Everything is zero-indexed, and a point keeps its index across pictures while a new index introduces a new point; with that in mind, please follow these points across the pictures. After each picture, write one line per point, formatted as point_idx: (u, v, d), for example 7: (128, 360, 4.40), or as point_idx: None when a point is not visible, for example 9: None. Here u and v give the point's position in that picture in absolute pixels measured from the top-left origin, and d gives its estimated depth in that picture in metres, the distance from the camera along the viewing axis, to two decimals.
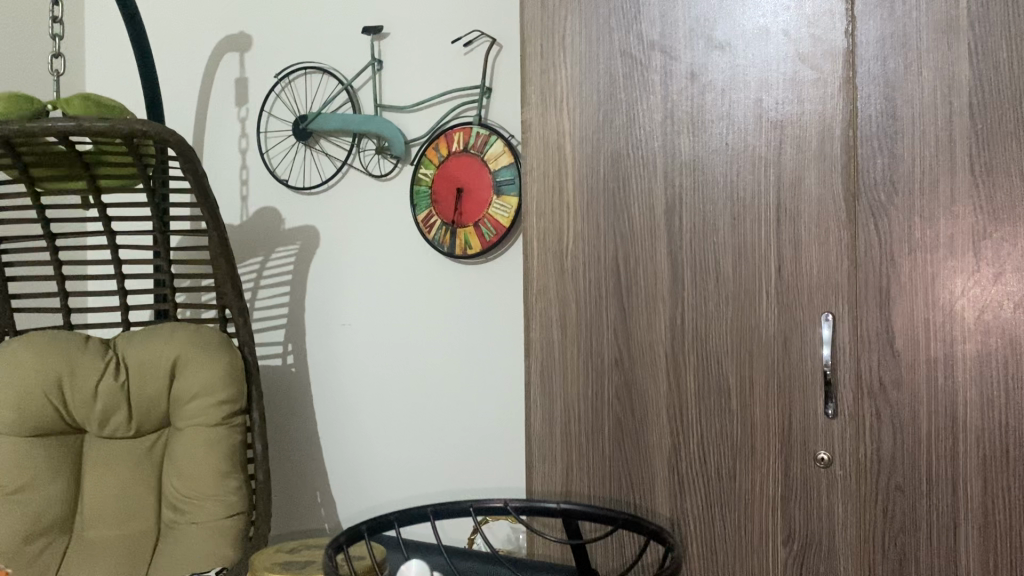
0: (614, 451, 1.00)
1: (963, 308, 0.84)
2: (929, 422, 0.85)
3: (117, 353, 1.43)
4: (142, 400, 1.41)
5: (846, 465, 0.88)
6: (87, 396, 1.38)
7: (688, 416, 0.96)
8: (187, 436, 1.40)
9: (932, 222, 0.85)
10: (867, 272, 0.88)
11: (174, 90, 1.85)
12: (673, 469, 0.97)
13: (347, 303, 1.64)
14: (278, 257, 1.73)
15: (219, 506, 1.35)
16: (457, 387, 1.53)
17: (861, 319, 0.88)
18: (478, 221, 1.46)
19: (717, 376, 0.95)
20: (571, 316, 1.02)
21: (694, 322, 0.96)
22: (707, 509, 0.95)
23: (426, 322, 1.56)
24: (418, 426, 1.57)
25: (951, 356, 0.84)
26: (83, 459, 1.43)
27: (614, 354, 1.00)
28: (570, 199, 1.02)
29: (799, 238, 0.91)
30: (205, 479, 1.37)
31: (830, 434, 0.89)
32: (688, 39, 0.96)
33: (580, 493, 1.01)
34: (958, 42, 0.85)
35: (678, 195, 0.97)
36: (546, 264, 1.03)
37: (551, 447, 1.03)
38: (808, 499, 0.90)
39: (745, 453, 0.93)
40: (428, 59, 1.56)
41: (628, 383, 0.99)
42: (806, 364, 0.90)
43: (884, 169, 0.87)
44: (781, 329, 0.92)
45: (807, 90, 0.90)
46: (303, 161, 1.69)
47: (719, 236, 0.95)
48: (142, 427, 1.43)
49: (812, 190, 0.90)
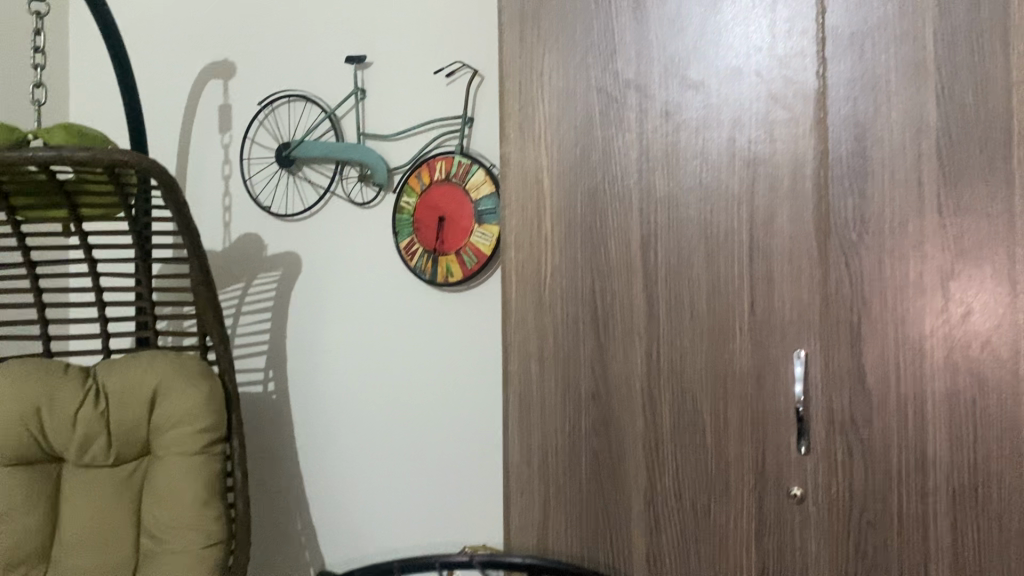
0: (591, 485, 1.00)
1: (933, 347, 0.85)
2: (900, 459, 0.86)
3: (97, 381, 1.42)
4: (122, 429, 1.41)
5: (819, 502, 0.89)
6: (66, 425, 1.38)
7: (664, 451, 0.96)
8: (167, 465, 1.40)
9: (903, 262, 0.87)
10: (838, 309, 0.89)
11: (158, 116, 1.85)
12: (649, 503, 0.97)
13: (329, 330, 1.64)
14: (259, 284, 1.73)
15: (199, 536, 1.34)
16: (438, 415, 1.53)
17: (832, 357, 0.89)
18: (460, 249, 1.47)
19: (693, 411, 0.95)
20: (550, 350, 1.03)
21: (669, 358, 0.97)
22: (682, 545, 0.95)
23: (408, 350, 1.56)
24: (398, 455, 1.57)
25: (921, 394, 0.85)
26: (61, 487, 1.42)
27: (592, 389, 1.00)
28: (548, 233, 1.03)
29: (772, 276, 0.92)
30: (185, 508, 1.36)
31: (803, 470, 0.90)
32: (662, 77, 0.97)
33: (557, 527, 1.02)
34: (926, 85, 0.86)
35: (654, 230, 0.98)
36: (525, 298, 1.04)
37: (530, 480, 1.03)
38: (782, 534, 0.91)
39: (720, 489, 0.94)
40: (411, 89, 1.58)
41: (606, 418, 1.00)
42: (780, 400, 0.91)
43: (855, 209, 0.89)
44: (753, 365, 0.93)
45: (779, 130, 0.92)
46: (285, 188, 1.69)
47: (694, 273, 0.96)
48: (121, 456, 1.42)
49: (784, 228, 0.92)
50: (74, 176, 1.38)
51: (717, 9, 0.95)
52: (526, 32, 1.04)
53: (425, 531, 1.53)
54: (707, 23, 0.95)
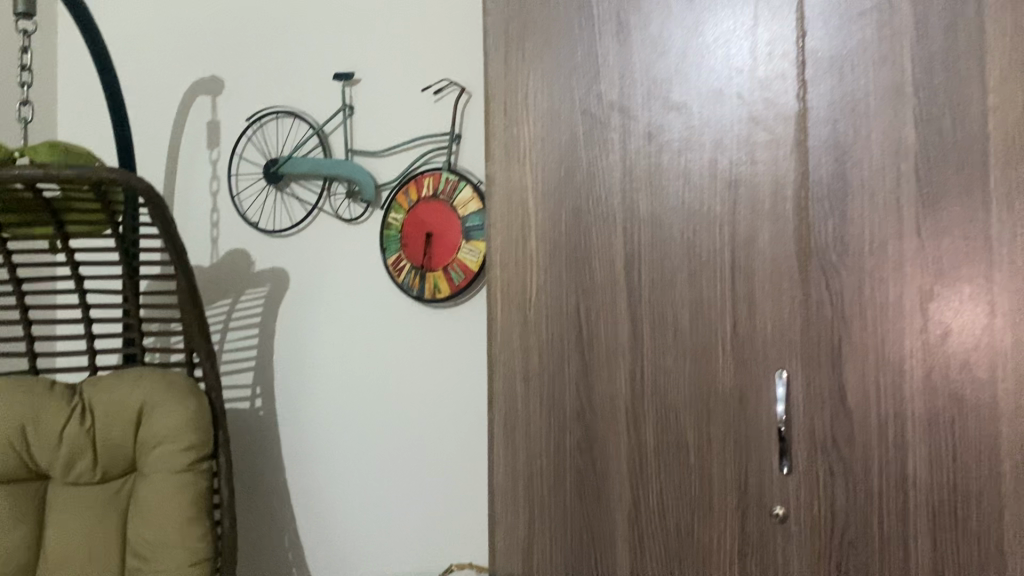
0: (575, 504, 1.00)
1: (913, 366, 0.86)
2: (881, 479, 0.87)
3: (83, 398, 1.42)
4: (108, 446, 1.40)
5: (801, 521, 0.90)
6: (52, 443, 1.37)
7: (647, 471, 0.97)
8: (152, 483, 1.39)
9: (883, 283, 0.87)
10: (819, 329, 0.90)
11: (147, 132, 1.85)
12: (632, 523, 0.97)
13: (317, 346, 1.64)
14: (247, 300, 1.73)
15: (185, 555, 1.34)
16: (425, 432, 1.53)
17: (814, 377, 0.90)
18: (447, 265, 1.47)
19: (676, 431, 0.96)
20: (534, 369, 1.03)
21: (653, 378, 0.97)
22: (666, 564, 0.96)
23: (395, 367, 1.56)
24: (385, 472, 1.56)
25: (901, 414, 0.86)
26: (46, 505, 1.41)
27: (576, 408, 1.01)
28: (533, 252, 1.04)
29: (753, 296, 0.93)
30: (170, 527, 1.35)
31: (785, 490, 0.90)
32: (645, 99, 0.98)
33: (542, 546, 1.02)
34: (905, 108, 0.87)
35: (637, 250, 0.98)
36: (509, 316, 1.04)
37: (514, 499, 1.03)
38: (764, 554, 0.91)
39: (703, 509, 0.94)
40: (398, 106, 1.58)
41: (590, 438, 1.00)
42: (762, 419, 0.92)
43: (835, 230, 0.90)
44: (736, 385, 0.93)
45: (760, 151, 0.93)
46: (273, 204, 1.70)
47: (677, 293, 0.96)
48: (107, 473, 1.41)
49: (765, 249, 0.93)
50: (61, 194, 1.38)
51: (698, 32, 0.96)
52: (510, 52, 1.05)
53: (413, 549, 1.53)
54: (689, 45, 0.96)
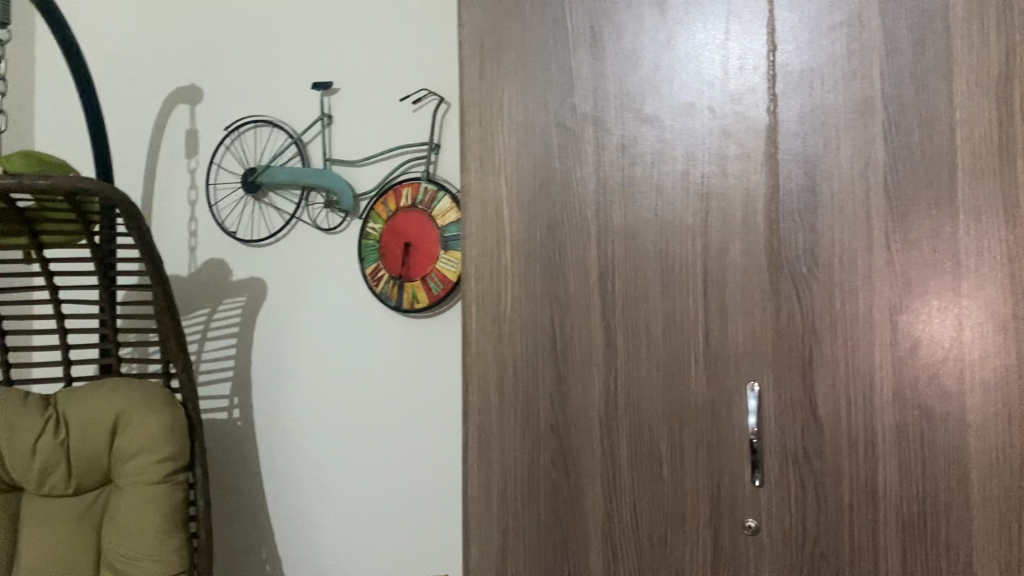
0: (549, 517, 1.00)
1: (883, 379, 0.86)
2: (851, 491, 0.87)
3: (57, 410, 1.40)
4: (82, 458, 1.38)
5: (772, 533, 0.90)
6: (25, 455, 1.36)
7: (621, 484, 0.97)
8: (127, 495, 1.38)
9: (853, 296, 0.88)
10: (790, 342, 0.90)
11: (125, 141, 1.84)
12: (606, 535, 0.97)
13: (295, 357, 1.63)
14: (225, 309, 1.72)
15: (159, 568, 1.33)
16: (403, 444, 1.53)
17: (785, 389, 0.90)
18: (425, 276, 1.47)
19: (649, 443, 0.96)
20: (509, 381, 1.03)
21: (626, 390, 0.97)
22: None
23: (373, 377, 1.56)
24: (363, 483, 1.56)
25: (871, 426, 0.87)
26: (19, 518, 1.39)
27: (550, 421, 1.01)
28: (507, 264, 1.04)
29: (725, 308, 0.93)
30: (145, 540, 1.34)
31: (757, 502, 0.91)
32: (618, 112, 0.98)
33: (516, 558, 1.02)
34: (874, 122, 0.88)
35: (611, 262, 0.99)
36: (484, 328, 1.04)
37: (489, 511, 1.03)
38: (737, 566, 0.92)
39: (676, 521, 0.94)
40: (377, 116, 1.58)
41: (564, 450, 1.00)
42: (735, 431, 0.92)
43: (806, 243, 0.90)
44: (708, 397, 0.93)
45: (731, 164, 0.93)
46: (251, 213, 1.69)
47: (649, 305, 0.97)
48: (81, 485, 1.40)
49: (737, 261, 0.93)
50: (35, 203, 1.37)
51: (670, 45, 0.96)
52: (485, 64, 1.05)
53: (391, 561, 1.52)
54: (662, 58, 0.97)
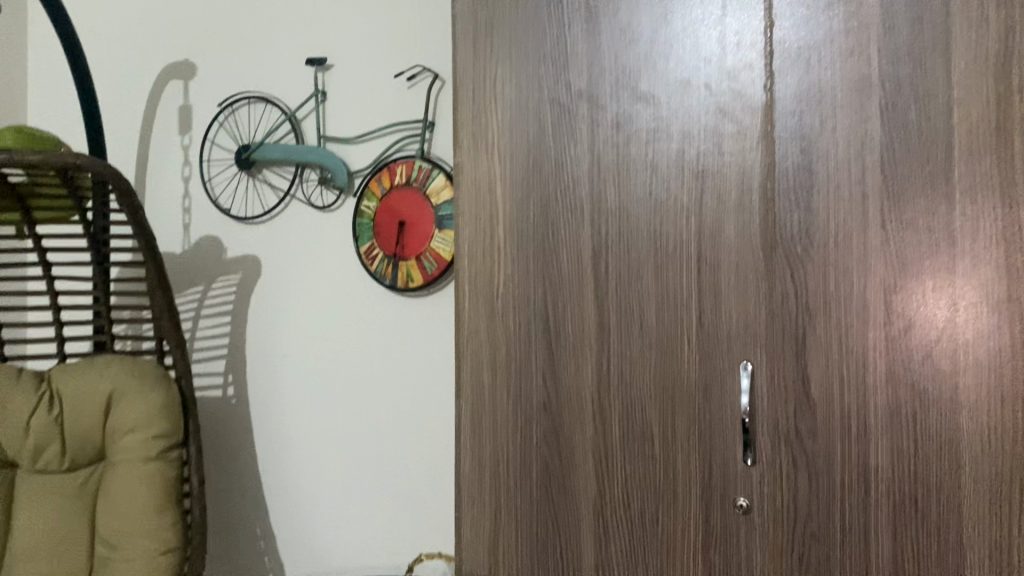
0: (541, 495, 1.00)
1: (876, 359, 0.86)
2: (843, 471, 0.87)
3: (50, 385, 1.40)
4: (76, 434, 1.38)
5: (764, 512, 0.90)
6: (19, 430, 1.35)
7: (612, 463, 0.97)
8: (121, 471, 1.38)
9: (847, 276, 0.87)
10: (784, 322, 0.90)
11: (117, 118, 1.83)
12: (598, 513, 0.97)
13: (288, 336, 1.63)
14: (218, 288, 1.71)
15: (153, 543, 1.32)
16: (395, 425, 1.53)
17: (778, 369, 0.90)
18: (420, 254, 1.46)
19: (641, 422, 0.96)
20: (501, 361, 1.03)
21: (618, 369, 0.97)
22: (630, 556, 0.96)
23: (366, 356, 1.56)
24: (355, 462, 1.56)
25: (864, 406, 0.86)
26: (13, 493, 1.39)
27: (542, 400, 1.00)
28: (500, 243, 1.03)
29: (719, 288, 0.93)
30: (139, 515, 1.34)
31: (749, 482, 0.91)
32: (613, 89, 0.97)
33: (508, 536, 1.02)
34: (871, 101, 0.87)
35: (605, 241, 0.98)
36: (476, 306, 1.04)
37: (481, 489, 1.03)
38: (728, 545, 0.92)
39: (667, 500, 0.94)
40: (371, 92, 1.57)
41: (556, 429, 1.00)
42: (727, 411, 0.92)
43: (801, 222, 0.89)
44: (700, 377, 0.93)
45: (727, 143, 0.92)
46: (245, 190, 1.68)
47: (643, 285, 0.96)
48: (75, 461, 1.40)
49: (731, 240, 0.92)
50: (26, 179, 1.36)
51: (666, 21, 0.95)
52: (479, 40, 1.04)
53: (385, 538, 1.53)
54: (658, 34, 0.95)
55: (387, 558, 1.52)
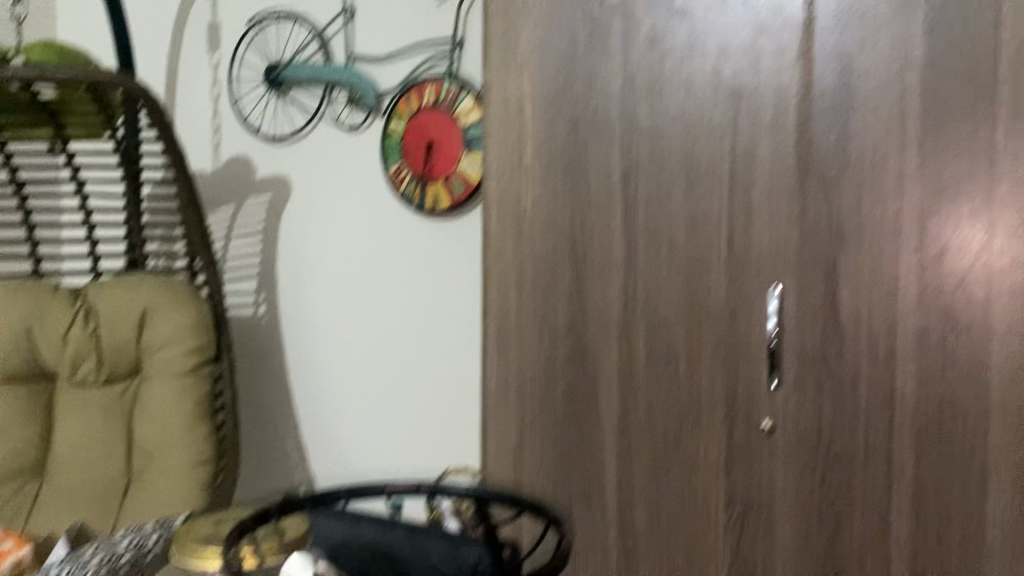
0: (565, 413, 1.01)
1: (908, 284, 0.85)
2: (869, 393, 0.87)
3: (86, 301, 1.42)
4: (112, 348, 1.41)
5: (787, 433, 0.90)
6: (57, 343, 1.39)
7: (637, 383, 0.97)
8: (157, 385, 1.40)
9: (881, 200, 0.86)
10: (815, 245, 0.89)
11: (146, 36, 1.82)
12: (621, 432, 0.98)
13: (316, 254, 1.64)
14: (249, 207, 1.72)
15: (188, 454, 1.36)
16: (422, 344, 1.54)
17: (807, 292, 0.89)
18: (447, 177, 1.46)
19: (667, 344, 0.96)
20: (528, 281, 1.03)
21: (646, 290, 0.97)
22: (652, 473, 0.97)
23: (393, 274, 1.57)
24: (383, 378, 1.59)
25: (892, 331, 0.86)
26: (53, 404, 1.43)
27: (569, 320, 1.01)
28: (529, 163, 1.02)
29: (750, 210, 0.91)
30: (175, 427, 1.37)
31: (773, 403, 0.91)
32: (648, 4, 0.95)
33: (532, 452, 1.03)
34: (916, 17, 0.84)
35: (635, 161, 0.97)
36: (504, 226, 1.04)
37: (506, 407, 1.04)
38: (750, 464, 0.92)
39: (691, 420, 0.95)
40: (400, 10, 1.54)
41: (582, 349, 1.00)
42: (754, 333, 0.91)
43: (836, 144, 0.87)
44: (728, 300, 0.93)
45: (763, 61, 0.90)
46: (274, 110, 1.67)
47: (673, 206, 0.95)
48: (112, 375, 1.43)
49: (764, 162, 0.91)
50: (57, 96, 1.36)
51: None
52: None
53: (413, 453, 1.56)
54: None
55: (414, 472, 1.56)
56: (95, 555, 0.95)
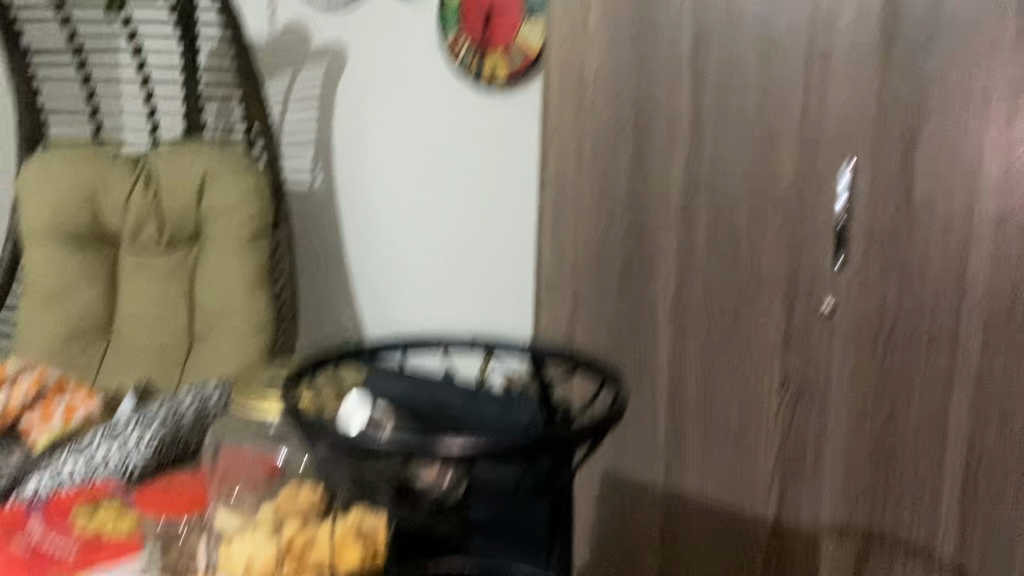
0: (620, 290, 1.00)
1: (991, 163, 0.80)
2: (938, 277, 0.83)
3: (147, 165, 1.43)
4: (173, 213, 1.42)
5: (848, 316, 0.88)
6: (120, 205, 1.41)
7: (696, 261, 0.95)
8: (216, 251, 1.41)
9: (970, 72, 0.80)
10: (893, 121, 0.84)
11: None
12: (677, 309, 0.97)
13: (372, 105, 1.52)
14: (307, 76, 1.57)
15: (246, 320, 1.38)
16: (482, 210, 1.43)
17: (881, 171, 0.85)
18: (507, 47, 1.35)
19: (729, 222, 0.93)
20: (587, 154, 1.00)
21: (711, 166, 0.93)
22: (706, 352, 0.96)
23: (452, 132, 1.44)
24: (441, 242, 1.50)
25: (970, 214, 0.81)
26: (117, 265, 1.46)
27: (628, 196, 0.98)
28: (593, 29, 0.97)
29: (827, 82, 0.86)
30: (233, 293, 1.39)
31: (837, 285, 0.88)
32: None
33: (584, 327, 1.03)
34: None
35: (706, 29, 0.92)
36: (565, 96, 1.00)
37: (560, 282, 1.04)
38: (807, 345, 0.91)
39: (749, 299, 0.93)
40: None
41: (641, 225, 0.98)
42: (821, 214, 0.88)
43: (926, 11, 0.81)
44: (796, 178, 0.89)
45: None
46: None
47: (744, 78, 0.90)
48: (173, 239, 1.45)
49: (845, 30, 0.85)
50: None
51: None
52: None
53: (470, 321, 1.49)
54: None
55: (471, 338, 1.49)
56: (161, 409, 0.98)
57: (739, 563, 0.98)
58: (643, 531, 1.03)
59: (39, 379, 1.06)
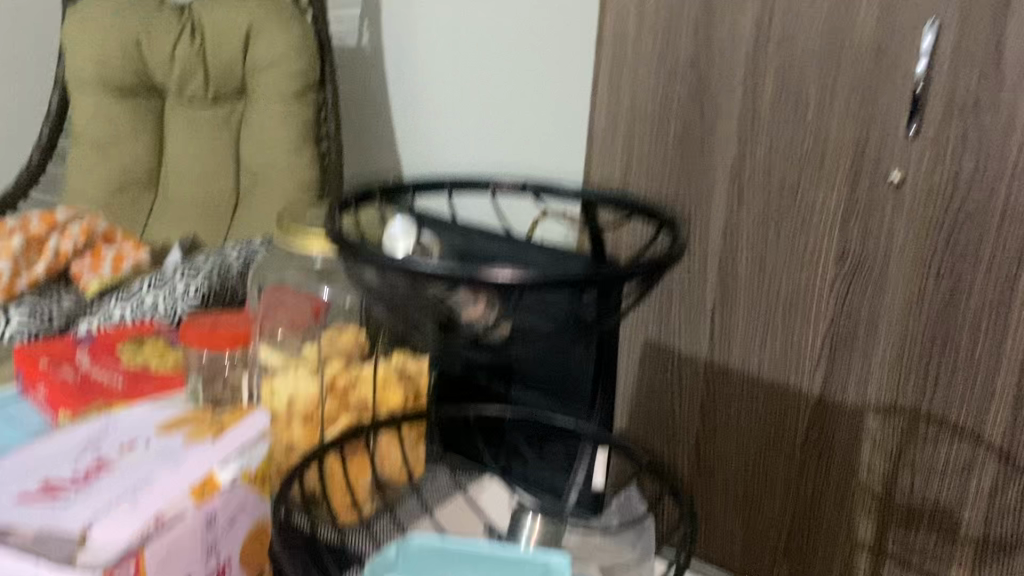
0: (676, 156, 0.93)
1: None
2: (1019, 147, 0.76)
3: (192, 14, 1.33)
4: (217, 65, 1.32)
5: (917, 186, 0.82)
6: (165, 56, 1.33)
7: (759, 125, 0.88)
8: (262, 110, 1.31)
9: None
10: None
11: None
12: (734, 176, 0.91)
13: None
14: None
15: (292, 182, 1.29)
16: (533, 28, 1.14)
17: (968, 29, 0.76)
18: None
19: (797, 84, 0.85)
20: (649, 6, 0.90)
21: (783, 22, 0.84)
22: (760, 223, 0.91)
23: None
24: (486, 64, 1.21)
25: None
26: (164, 119, 1.39)
27: (691, 54, 0.90)
28: None
29: None
30: (278, 154, 1.29)
31: (907, 154, 0.81)
32: None
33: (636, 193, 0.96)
34: None
35: None
36: None
37: (614, 147, 0.96)
38: (870, 215, 0.85)
39: (812, 168, 0.87)
40: None
41: (701, 85, 0.90)
42: (897, 77, 0.80)
43: None
44: (875, 35, 0.80)
45: None
46: None
47: None
48: (219, 94, 1.36)
49: None
50: None
51: None
52: None
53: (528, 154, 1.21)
54: None
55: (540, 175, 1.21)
56: (208, 262, 0.98)
57: (776, 438, 0.96)
58: (683, 399, 1.01)
59: (88, 229, 1.03)
